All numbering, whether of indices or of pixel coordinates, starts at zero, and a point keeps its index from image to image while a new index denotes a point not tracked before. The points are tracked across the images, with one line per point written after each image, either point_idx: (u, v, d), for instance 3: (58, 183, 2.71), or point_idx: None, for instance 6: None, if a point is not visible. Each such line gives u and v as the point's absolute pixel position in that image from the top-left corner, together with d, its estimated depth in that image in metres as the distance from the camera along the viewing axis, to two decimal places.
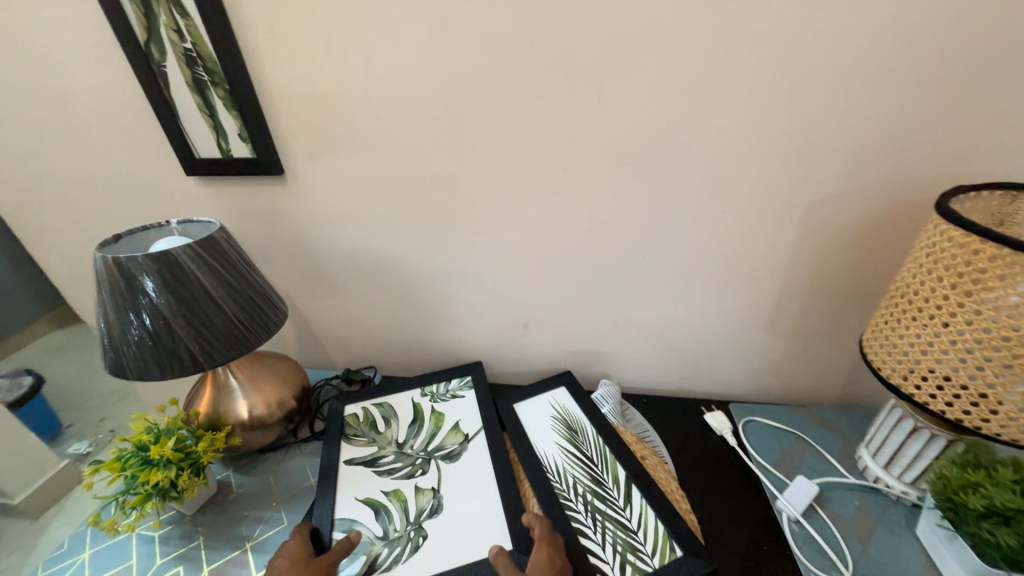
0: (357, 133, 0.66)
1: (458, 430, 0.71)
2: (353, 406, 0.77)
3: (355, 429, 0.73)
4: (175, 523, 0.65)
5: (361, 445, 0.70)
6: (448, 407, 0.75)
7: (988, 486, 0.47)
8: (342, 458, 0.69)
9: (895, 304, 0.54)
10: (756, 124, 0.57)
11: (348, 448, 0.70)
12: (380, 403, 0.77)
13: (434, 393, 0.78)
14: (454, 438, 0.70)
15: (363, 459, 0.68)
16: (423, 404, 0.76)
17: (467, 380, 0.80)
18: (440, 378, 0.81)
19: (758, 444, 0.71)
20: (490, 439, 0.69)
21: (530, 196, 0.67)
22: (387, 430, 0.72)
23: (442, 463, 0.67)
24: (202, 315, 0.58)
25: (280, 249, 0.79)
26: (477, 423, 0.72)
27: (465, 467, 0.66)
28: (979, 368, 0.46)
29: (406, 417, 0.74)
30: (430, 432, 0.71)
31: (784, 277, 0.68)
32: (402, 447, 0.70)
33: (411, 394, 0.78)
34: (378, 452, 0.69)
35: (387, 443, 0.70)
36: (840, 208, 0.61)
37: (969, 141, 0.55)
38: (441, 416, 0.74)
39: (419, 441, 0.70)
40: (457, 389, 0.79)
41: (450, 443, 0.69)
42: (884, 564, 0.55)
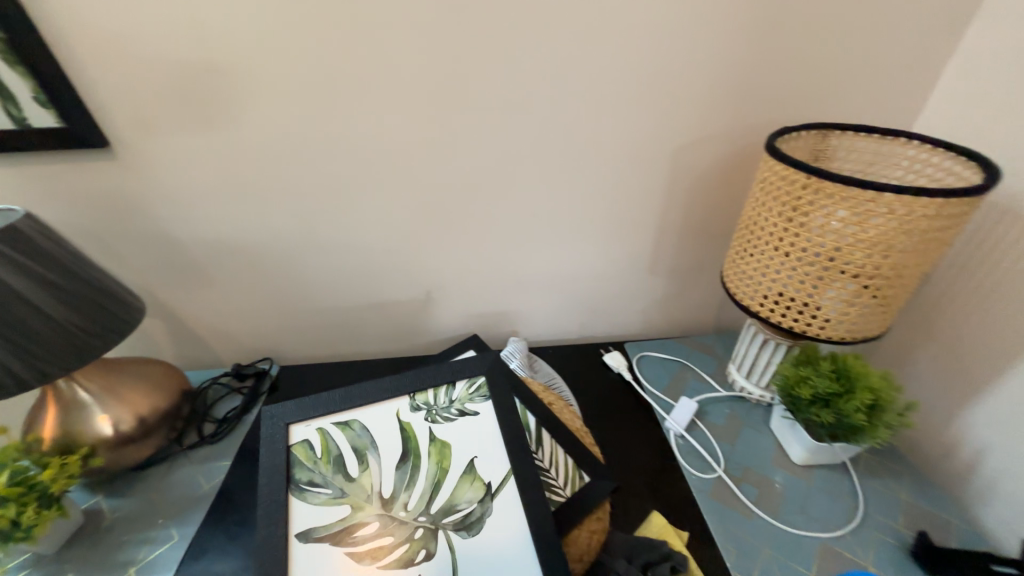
0: (199, 95, 0.57)
1: (475, 476, 0.50)
2: (303, 430, 0.52)
3: (311, 474, 0.49)
4: (30, 568, 0.55)
5: (323, 504, 0.47)
6: (454, 432, 0.53)
7: (814, 377, 0.57)
8: (293, 531, 0.45)
9: (742, 235, 0.61)
10: (617, 77, 0.60)
11: (302, 507, 0.47)
12: (346, 423, 0.53)
13: (429, 407, 0.55)
14: (472, 491, 0.49)
15: (329, 531, 0.45)
16: (414, 425, 0.54)
17: (480, 388, 0.57)
18: (437, 380, 0.58)
19: (650, 376, 0.78)
20: (524, 485, 0.49)
21: (412, 158, 0.64)
22: (363, 475, 0.50)
23: (457, 537, 0.46)
24: (19, 325, 0.48)
25: (125, 238, 0.67)
26: (499, 465, 0.51)
27: (491, 542, 0.45)
28: (802, 281, 0.54)
29: (394, 454, 0.51)
30: (432, 482, 0.49)
31: (661, 222, 0.74)
32: (390, 504, 0.47)
33: (396, 409, 0.55)
34: (353, 515, 0.47)
35: (366, 498, 0.48)
36: (698, 154, 0.68)
37: (789, 90, 0.64)
38: (445, 449, 0.52)
39: (416, 500, 0.48)
40: (465, 400, 0.56)
41: (465, 502, 0.48)
42: (747, 456, 0.65)
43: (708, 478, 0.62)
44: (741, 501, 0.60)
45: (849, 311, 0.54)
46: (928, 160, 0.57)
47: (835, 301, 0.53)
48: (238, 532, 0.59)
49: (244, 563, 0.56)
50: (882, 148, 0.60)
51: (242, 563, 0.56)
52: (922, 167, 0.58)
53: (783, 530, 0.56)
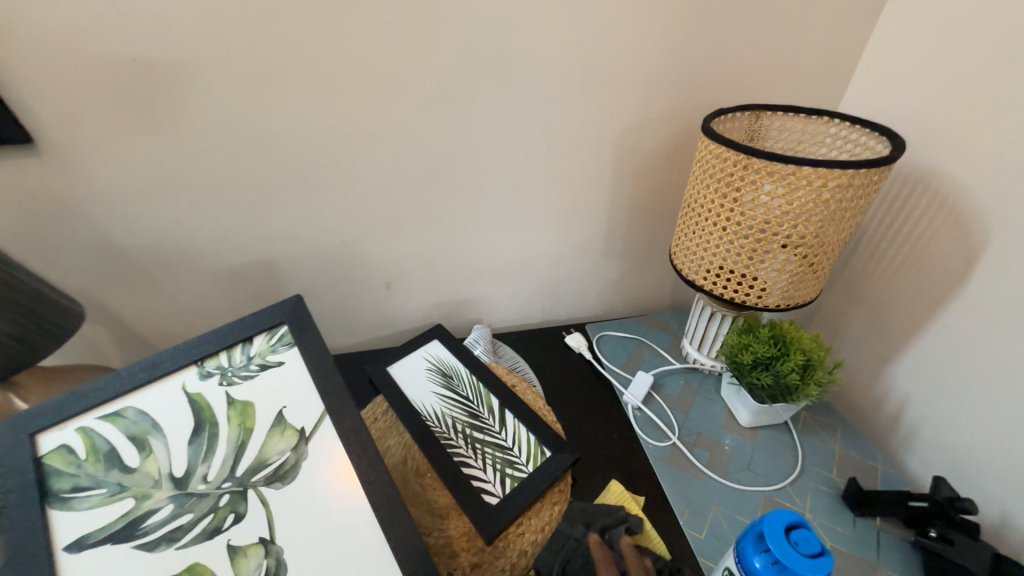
0: (130, 86, 0.54)
1: (284, 426, 0.43)
2: (56, 436, 0.41)
3: (75, 479, 0.38)
4: None
5: (96, 506, 0.37)
6: (255, 389, 0.45)
7: (754, 343, 0.61)
8: (59, 544, 0.35)
9: (685, 214, 0.64)
10: (563, 64, 0.62)
11: (65, 516, 0.37)
12: (116, 413, 0.42)
13: (224, 370, 0.46)
14: (284, 441, 0.42)
15: (109, 531, 0.36)
16: (206, 393, 0.45)
17: (283, 336, 0.49)
18: (225, 341, 0.48)
19: (609, 354, 0.81)
20: (342, 421, 0.44)
21: (362, 148, 0.63)
22: (145, 461, 0.40)
23: (267, 493, 0.39)
24: None
25: (55, 239, 0.63)
26: (311, 407, 0.44)
27: (308, 487, 0.40)
28: (738, 254, 0.58)
29: (183, 428, 0.42)
30: (234, 446, 0.42)
31: (613, 203, 0.76)
32: (185, 481, 0.39)
33: (180, 382, 0.45)
34: (139, 505, 0.38)
35: (153, 482, 0.39)
36: (645, 136, 0.70)
37: (725, 74, 0.67)
38: (247, 408, 0.44)
39: (216, 469, 0.40)
40: (266, 354, 0.48)
41: (274, 454, 0.41)
42: (699, 423, 0.69)
43: (662, 445, 0.66)
44: (693, 463, 0.63)
45: (782, 279, 0.57)
46: (848, 137, 0.62)
47: (768, 270, 0.57)
48: None
49: None
50: (808, 128, 0.64)
51: None
52: (843, 143, 0.62)
53: (731, 487, 0.60)
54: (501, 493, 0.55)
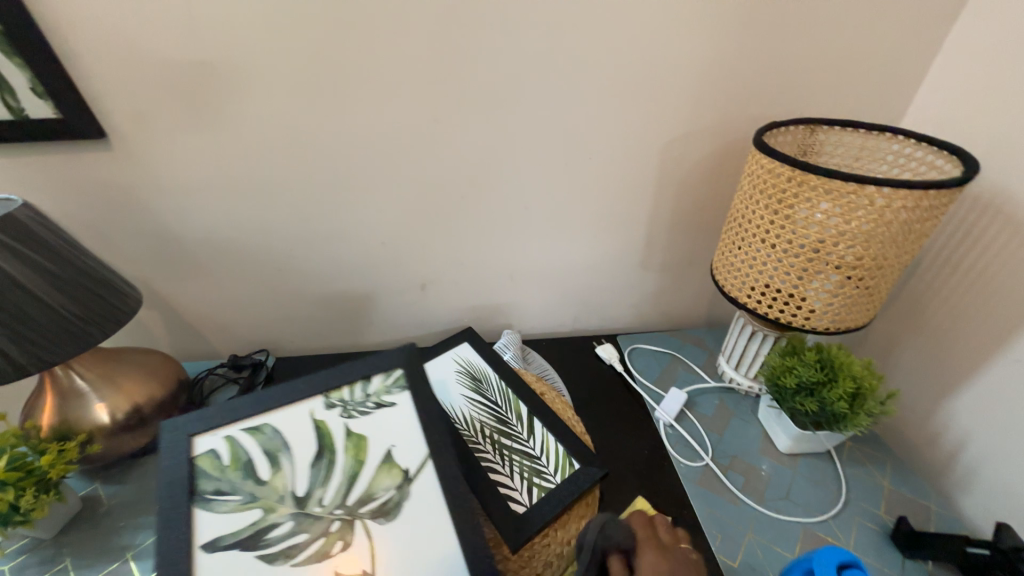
0: (197, 87, 0.58)
1: (392, 464, 0.46)
2: (208, 440, 0.46)
3: (217, 482, 0.43)
4: (30, 551, 0.56)
5: (232, 511, 0.42)
6: (372, 424, 0.48)
7: (799, 367, 0.58)
8: (198, 542, 0.40)
9: (730, 229, 0.62)
10: (609, 73, 0.61)
11: (206, 517, 0.41)
12: (256, 427, 0.47)
13: (346, 404, 0.49)
14: (390, 479, 0.45)
15: (239, 538, 0.40)
16: (329, 423, 0.48)
17: (398, 378, 0.52)
18: (350, 373, 0.52)
19: (642, 368, 0.80)
20: (444, 468, 0.46)
21: (407, 150, 0.65)
22: (273, 477, 0.44)
23: (374, 525, 0.42)
24: (16, 310, 0.49)
25: (119, 228, 0.67)
26: (419, 450, 0.47)
27: (413, 527, 0.43)
28: (787, 273, 0.55)
29: (306, 452, 0.46)
30: (348, 475, 0.45)
31: (653, 215, 0.75)
32: (304, 503, 0.43)
33: (310, 408, 0.49)
34: (264, 518, 0.42)
35: (278, 499, 0.43)
36: (689, 148, 0.69)
37: (777, 86, 0.65)
38: (362, 441, 0.47)
39: (332, 495, 0.44)
40: (383, 393, 0.51)
41: (382, 490, 0.44)
42: (734, 445, 0.67)
43: (695, 465, 0.64)
44: (727, 487, 0.61)
45: (833, 302, 0.55)
46: (913, 155, 0.58)
47: (819, 291, 0.54)
48: None
49: None
50: (868, 143, 0.61)
51: None
52: (906, 162, 0.59)
53: (767, 515, 0.58)
54: (527, 502, 0.55)
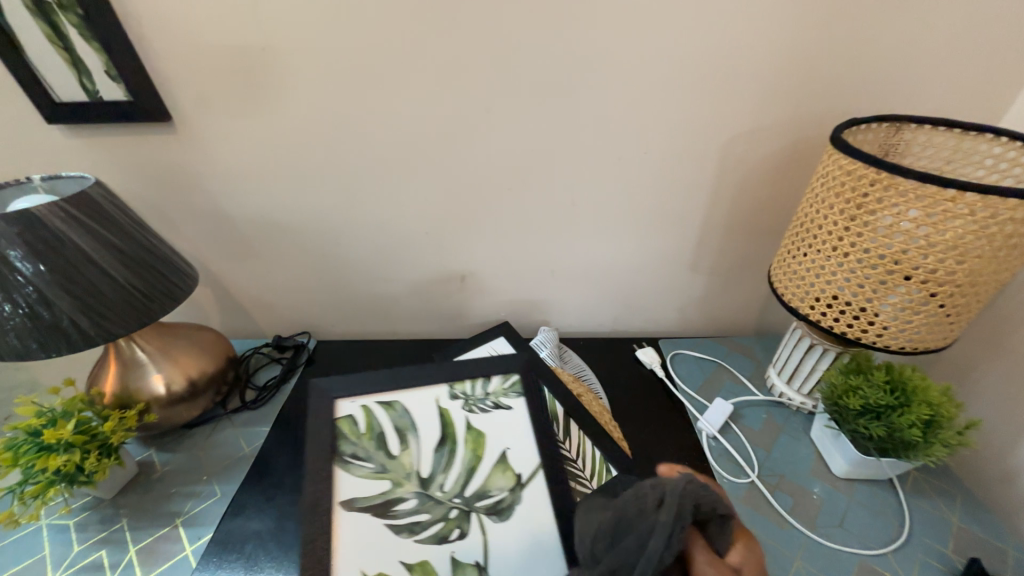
0: (255, 72, 0.59)
1: (506, 467, 0.53)
2: (349, 406, 0.57)
3: (355, 447, 0.53)
4: (92, 509, 0.60)
5: (366, 477, 0.51)
6: (490, 423, 0.57)
7: (865, 387, 0.54)
8: (339, 498, 0.49)
9: (796, 233, 0.57)
10: (670, 62, 0.58)
11: (347, 477, 0.51)
12: (390, 404, 0.57)
13: (467, 397, 0.59)
14: (503, 479, 0.52)
15: (372, 502, 0.49)
16: (451, 413, 0.57)
17: (514, 384, 0.61)
18: (474, 372, 0.62)
19: (684, 375, 0.76)
20: (553, 480, 0.52)
21: (455, 140, 0.64)
22: (403, 454, 0.53)
23: (488, 520, 0.49)
24: (86, 283, 0.51)
25: (177, 208, 0.70)
26: (530, 457, 0.54)
27: (520, 528, 0.48)
28: (860, 285, 0.50)
29: (432, 437, 0.55)
30: (466, 468, 0.53)
31: (706, 215, 0.71)
32: (427, 485, 0.51)
33: (435, 395, 0.59)
34: (393, 490, 0.50)
35: (405, 476, 0.52)
36: (751, 144, 0.64)
37: (855, 80, 0.60)
38: (480, 438, 0.55)
39: (452, 482, 0.52)
40: (500, 395, 0.60)
41: (496, 489, 0.51)
42: (783, 464, 0.63)
43: (740, 482, 0.60)
44: (774, 508, 0.58)
45: (911, 319, 0.50)
46: (1017, 160, 0.52)
47: (896, 308, 0.50)
48: (274, 494, 0.62)
49: (277, 524, 0.58)
50: (962, 145, 0.55)
51: (278, 519, 0.59)
52: (1008, 167, 0.53)
53: (819, 542, 0.54)
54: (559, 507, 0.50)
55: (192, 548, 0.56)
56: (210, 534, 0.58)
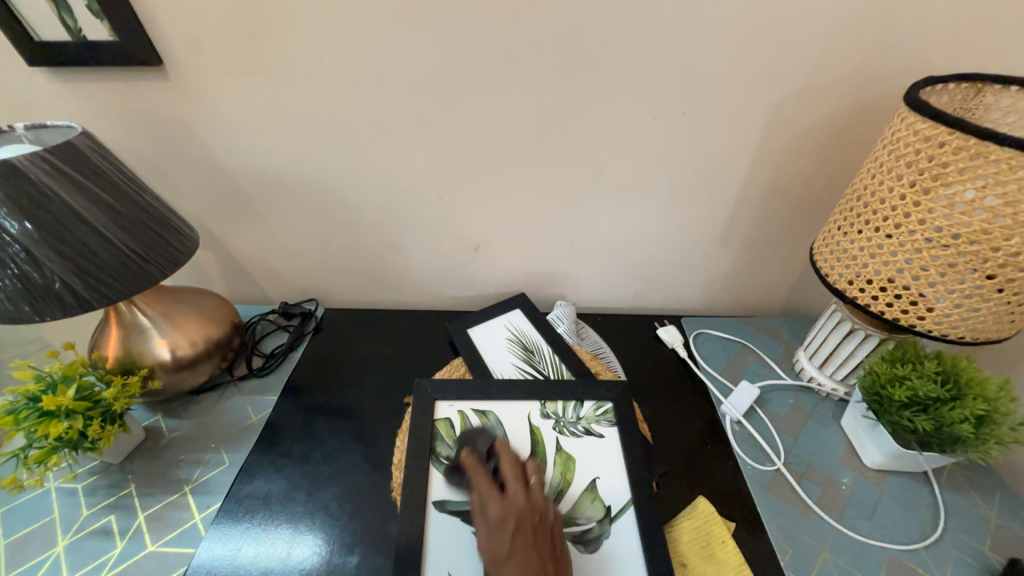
0: (251, 9, 0.53)
1: (596, 495, 0.50)
2: (447, 408, 0.57)
3: (450, 449, 0.53)
4: (100, 474, 0.59)
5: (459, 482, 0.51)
6: (581, 448, 0.54)
7: (913, 378, 0.50)
8: (432, 497, 0.50)
9: (849, 208, 0.52)
10: (719, 6, 0.51)
11: (439, 477, 0.51)
12: (484, 413, 0.57)
13: (558, 418, 0.57)
14: (592, 509, 0.49)
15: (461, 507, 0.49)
16: (543, 431, 0.56)
17: (607, 412, 0.58)
18: (568, 393, 0.59)
19: (707, 355, 0.73)
20: (642, 514, 0.49)
21: (473, 93, 0.58)
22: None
23: (575, 550, 0.46)
24: (77, 244, 0.48)
25: (174, 163, 0.65)
26: (623, 492, 0.51)
27: (607, 565, 0.46)
28: (923, 269, 0.45)
29: (523, 453, 0.53)
30: (555, 489, 0.51)
31: (744, 185, 0.65)
32: None
33: (528, 411, 0.58)
34: None
35: None
36: (804, 104, 0.58)
37: (931, 31, 0.52)
38: (569, 461, 0.53)
39: None
40: (592, 421, 0.57)
41: (584, 517, 0.49)
42: (811, 452, 0.60)
43: (765, 469, 0.58)
44: (800, 498, 0.55)
45: (977, 307, 0.45)
46: None
47: (961, 294, 0.45)
48: (283, 464, 0.60)
49: (287, 493, 0.57)
50: None
51: (286, 488, 0.58)
52: None
53: (847, 535, 0.52)
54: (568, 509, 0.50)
55: (201, 517, 0.55)
56: (219, 503, 0.56)
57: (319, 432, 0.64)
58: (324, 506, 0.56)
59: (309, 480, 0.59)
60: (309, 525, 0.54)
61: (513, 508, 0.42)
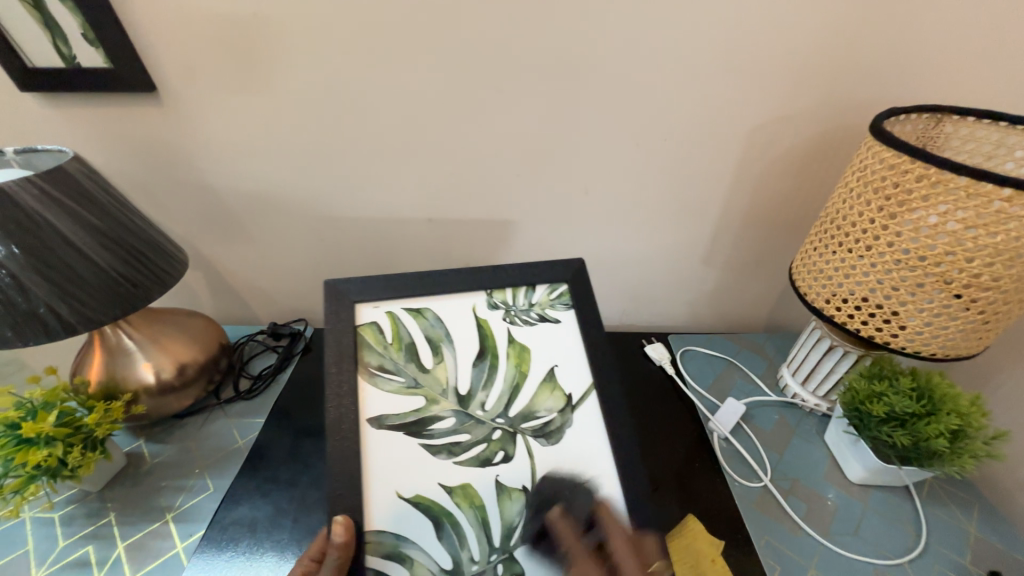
0: (247, 42, 0.55)
1: (555, 386, 0.47)
2: (372, 311, 0.47)
3: (382, 359, 0.46)
4: (78, 502, 0.57)
5: (397, 393, 0.45)
6: (535, 336, 0.49)
7: (890, 394, 0.51)
8: (367, 415, 0.43)
9: (823, 229, 0.54)
10: (694, 43, 0.54)
11: (375, 393, 0.44)
12: (418, 311, 0.48)
13: (508, 308, 0.50)
14: (552, 400, 0.47)
15: (404, 421, 0.44)
16: (491, 323, 0.49)
17: (562, 295, 0.51)
18: (518, 278, 0.51)
19: (694, 372, 0.74)
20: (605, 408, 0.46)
21: (462, 121, 0.60)
22: (437, 367, 0.47)
23: (537, 444, 0.45)
24: (64, 267, 0.47)
25: (163, 185, 0.66)
26: (583, 378, 0.48)
27: (569, 454, 0.44)
28: (893, 288, 0.48)
29: (469, 347, 0.48)
30: (512, 386, 0.47)
31: (725, 207, 0.68)
32: (466, 402, 0.46)
33: (472, 303, 0.50)
34: (428, 408, 0.45)
35: (441, 392, 0.46)
36: (778, 132, 0.61)
37: (891, 69, 0.56)
38: (524, 353, 0.49)
39: (494, 401, 0.46)
40: (546, 306, 0.51)
41: (543, 410, 0.46)
42: (796, 468, 0.61)
43: (752, 486, 0.58)
44: (788, 515, 0.56)
45: (946, 325, 0.47)
46: None
47: (930, 313, 0.47)
48: (269, 489, 0.59)
49: (273, 520, 0.56)
50: (1006, 140, 0.51)
51: (272, 515, 0.56)
52: None
53: (834, 550, 0.53)
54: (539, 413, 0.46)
55: (184, 546, 0.54)
56: (202, 531, 0.55)
57: (308, 455, 0.63)
58: (311, 533, 0.55)
59: (296, 505, 0.58)
60: (296, 553, 0.53)
61: None
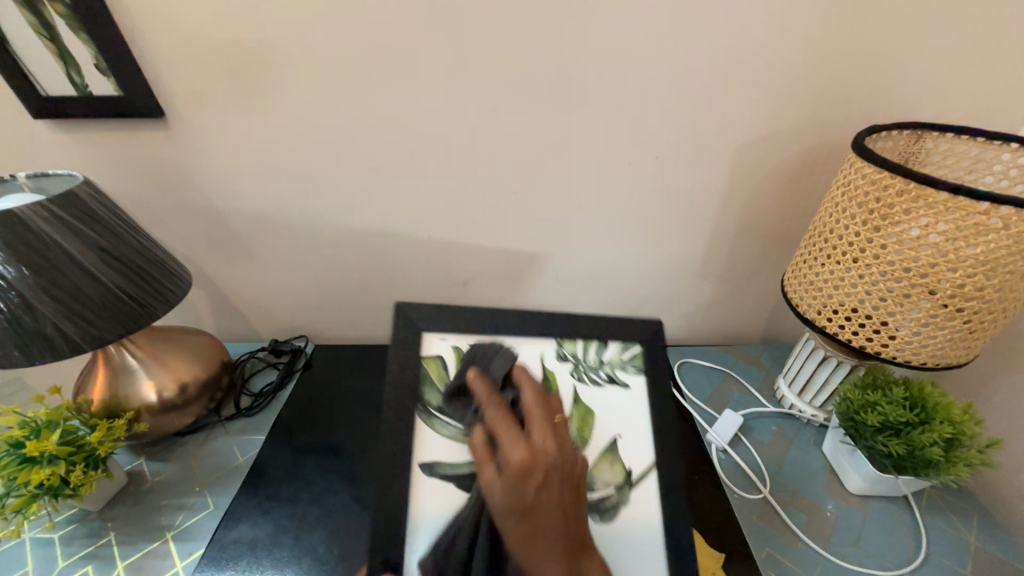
0: (253, 70, 0.57)
1: (616, 459, 0.46)
2: (439, 344, 0.47)
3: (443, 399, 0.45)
4: (78, 522, 0.57)
5: (455, 439, 0.43)
6: (602, 398, 0.49)
7: (883, 404, 0.52)
8: (421, 458, 0.42)
9: (812, 242, 0.56)
10: (682, 66, 0.57)
11: (432, 435, 0.43)
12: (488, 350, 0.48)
13: (578, 362, 0.50)
14: (610, 473, 0.45)
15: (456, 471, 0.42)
16: (559, 375, 0.49)
17: (635, 357, 0.51)
18: (592, 333, 0.51)
19: (692, 384, 0.74)
20: (664, 491, 0.45)
21: (460, 141, 0.62)
22: None
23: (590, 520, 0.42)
24: (70, 286, 0.49)
25: (169, 206, 0.67)
26: (646, 455, 0.47)
27: (623, 534, 0.43)
28: (880, 299, 0.49)
29: None
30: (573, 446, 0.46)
31: (717, 221, 0.69)
32: None
33: (541, 351, 0.49)
34: None
35: None
36: (766, 149, 0.63)
37: (870, 89, 0.58)
38: (589, 415, 0.48)
39: None
40: (617, 366, 0.50)
41: (602, 482, 0.45)
42: (795, 479, 0.61)
43: (752, 498, 0.59)
44: (788, 527, 0.56)
45: (934, 334, 0.48)
46: None
47: (918, 323, 0.48)
48: (270, 506, 0.59)
49: (273, 538, 0.56)
50: (985, 155, 0.53)
51: (272, 533, 0.56)
52: None
53: (835, 562, 0.53)
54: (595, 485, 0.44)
55: (183, 565, 0.54)
56: (202, 550, 0.55)
57: (309, 472, 0.64)
58: (312, 550, 0.55)
59: (297, 523, 0.58)
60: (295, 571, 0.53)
61: (542, 460, 0.37)
